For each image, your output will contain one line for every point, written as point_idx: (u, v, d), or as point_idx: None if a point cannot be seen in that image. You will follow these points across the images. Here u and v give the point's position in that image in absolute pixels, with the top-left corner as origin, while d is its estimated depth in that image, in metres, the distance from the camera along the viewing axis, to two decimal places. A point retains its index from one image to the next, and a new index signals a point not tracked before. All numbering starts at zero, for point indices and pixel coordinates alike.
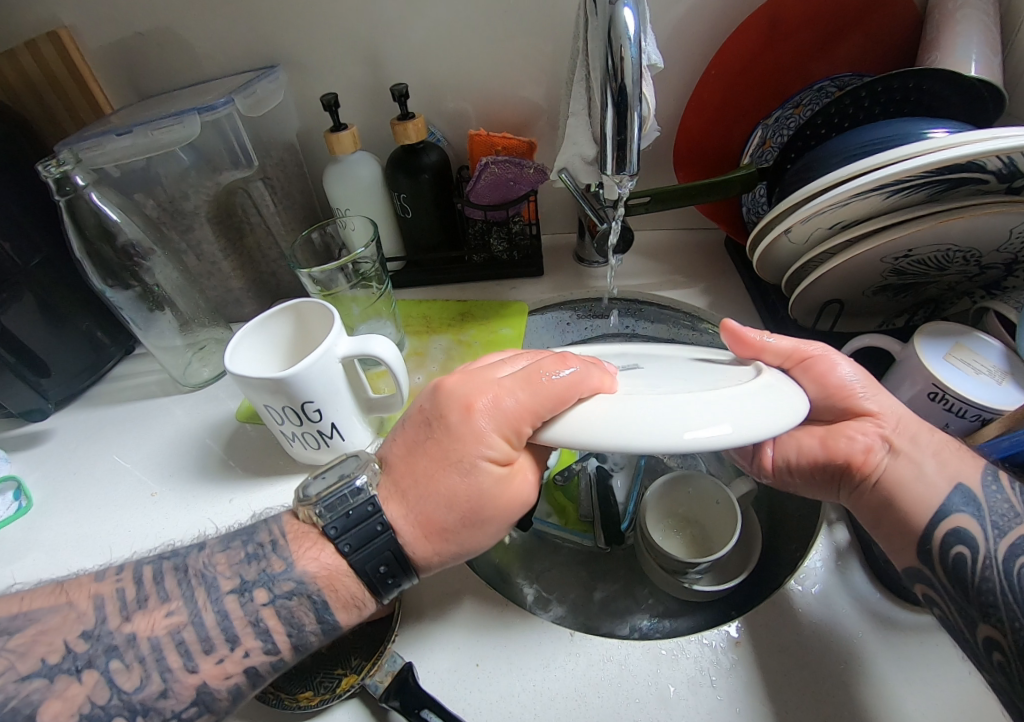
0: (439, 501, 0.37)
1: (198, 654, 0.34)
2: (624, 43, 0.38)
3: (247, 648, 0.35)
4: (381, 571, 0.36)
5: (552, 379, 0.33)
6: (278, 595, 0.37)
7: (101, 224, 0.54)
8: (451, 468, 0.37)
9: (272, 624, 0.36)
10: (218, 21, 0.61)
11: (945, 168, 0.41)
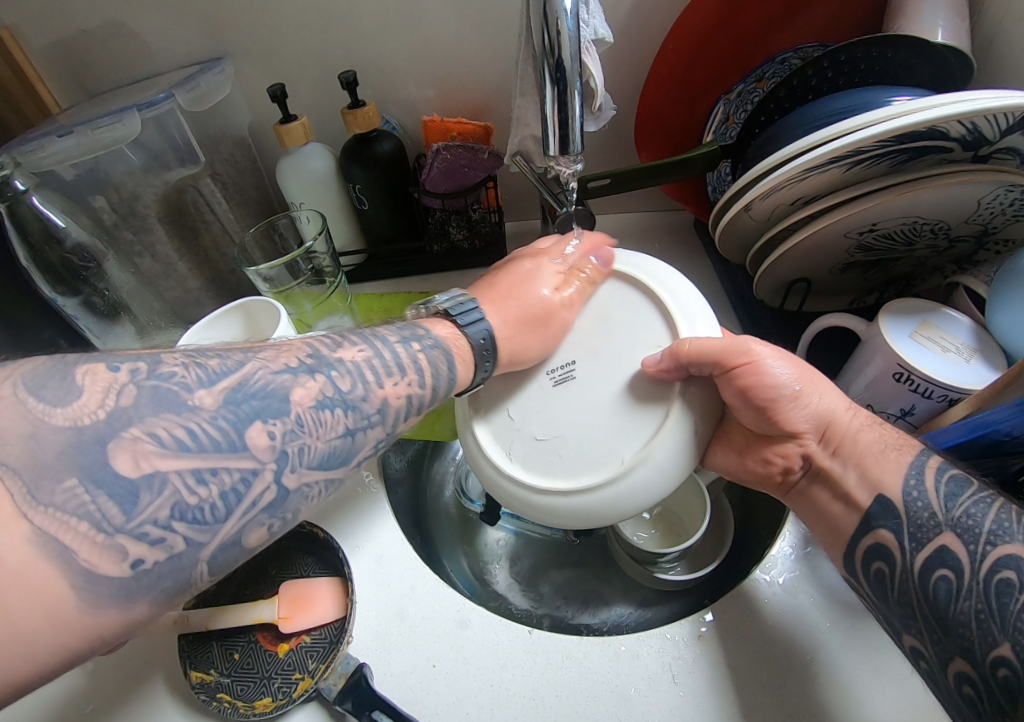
0: (520, 307, 0.43)
1: (337, 418, 0.30)
2: (560, 16, 0.36)
3: (417, 363, 0.35)
4: (483, 340, 0.40)
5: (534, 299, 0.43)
6: (407, 345, 0.36)
7: (46, 229, 0.52)
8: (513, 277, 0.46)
9: (415, 357, 0.35)
10: (160, 13, 0.59)
11: (906, 135, 0.40)
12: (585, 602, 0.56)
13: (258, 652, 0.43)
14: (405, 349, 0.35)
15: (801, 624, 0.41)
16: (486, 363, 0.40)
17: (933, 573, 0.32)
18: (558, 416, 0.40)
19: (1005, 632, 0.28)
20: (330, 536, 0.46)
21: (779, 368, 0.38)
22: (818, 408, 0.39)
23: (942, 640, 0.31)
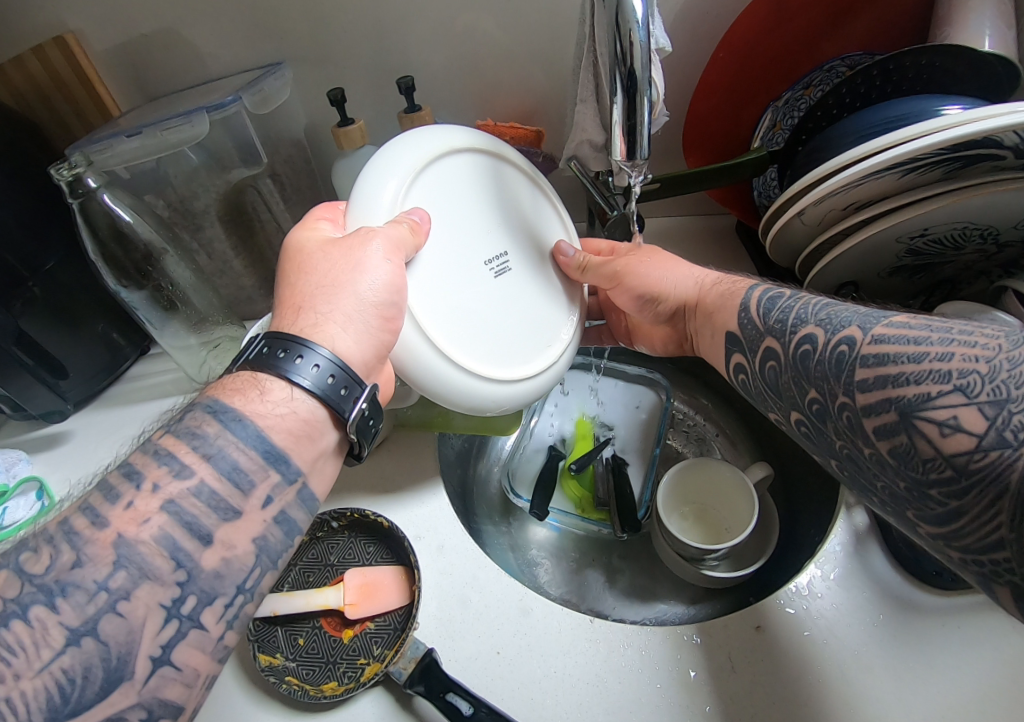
0: (367, 313, 0.37)
1: (131, 652, 0.26)
2: (632, 27, 0.37)
3: (163, 486, 0.29)
4: (328, 377, 0.34)
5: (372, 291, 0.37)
6: (163, 468, 0.30)
7: (114, 225, 0.53)
8: (317, 292, 0.37)
9: (161, 483, 0.29)
10: (220, 18, 0.60)
11: (962, 145, 0.41)
12: (629, 596, 0.57)
13: (324, 636, 0.44)
14: (194, 452, 0.30)
15: (854, 618, 0.42)
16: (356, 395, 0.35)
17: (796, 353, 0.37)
18: (488, 295, 0.45)
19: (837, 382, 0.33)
20: (394, 525, 0.47)
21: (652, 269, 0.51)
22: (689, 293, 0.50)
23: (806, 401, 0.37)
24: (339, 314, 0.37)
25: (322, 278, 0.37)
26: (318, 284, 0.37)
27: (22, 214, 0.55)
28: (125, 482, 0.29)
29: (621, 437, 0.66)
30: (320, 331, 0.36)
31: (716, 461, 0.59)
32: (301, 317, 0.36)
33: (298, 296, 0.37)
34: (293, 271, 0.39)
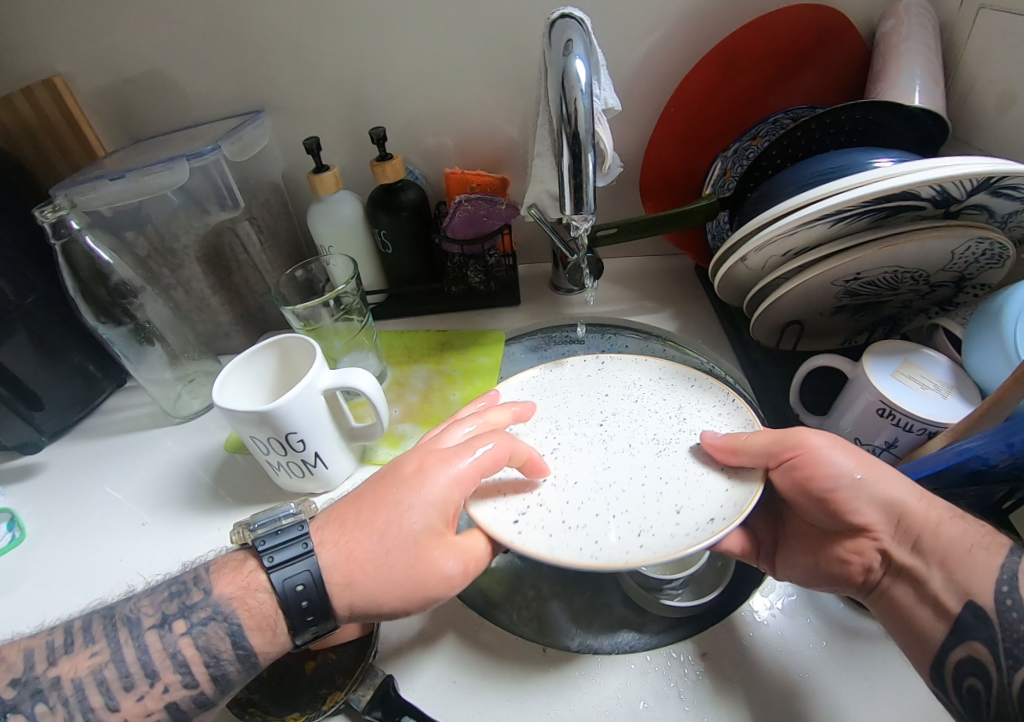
0: (399, 588, 0.37)
1: (118, 691, 0.33)
2: (577, 94, 0.41)
3: (172, 691, 0.34)
4: (298, 588, 0.36)
5: (430, 578, 0.37)
6: (176, 675, 0.35)
7: (95, 266, 0.56)
8: (375, 547, 0.37)
9: (170, 687, 0.34)
10: (205, 70, 0.64)
11: (882, 198, 0.45)
12: (588, 623, 0.59)
13: (288, 668, 0.45)
14: (205, 670, 0.35)
15: (798, 643, 0.44)
16: (320, 618, 0.36)
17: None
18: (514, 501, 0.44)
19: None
20: None
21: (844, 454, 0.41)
22: (897, 493, 0.39)
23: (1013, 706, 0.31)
24: (366, 585, 0.36)
25: (402, 546, 0.37)
26: (394, 538, 0.37)
27: (4, 249, 0.57)
28: (142, 677, 0.34)
29: None
30: (342, 588, 0.36)
31: None
32: (346, 561, 0.37)
33: (357, 547, 0.37)
34: (390, 495, 0.39)
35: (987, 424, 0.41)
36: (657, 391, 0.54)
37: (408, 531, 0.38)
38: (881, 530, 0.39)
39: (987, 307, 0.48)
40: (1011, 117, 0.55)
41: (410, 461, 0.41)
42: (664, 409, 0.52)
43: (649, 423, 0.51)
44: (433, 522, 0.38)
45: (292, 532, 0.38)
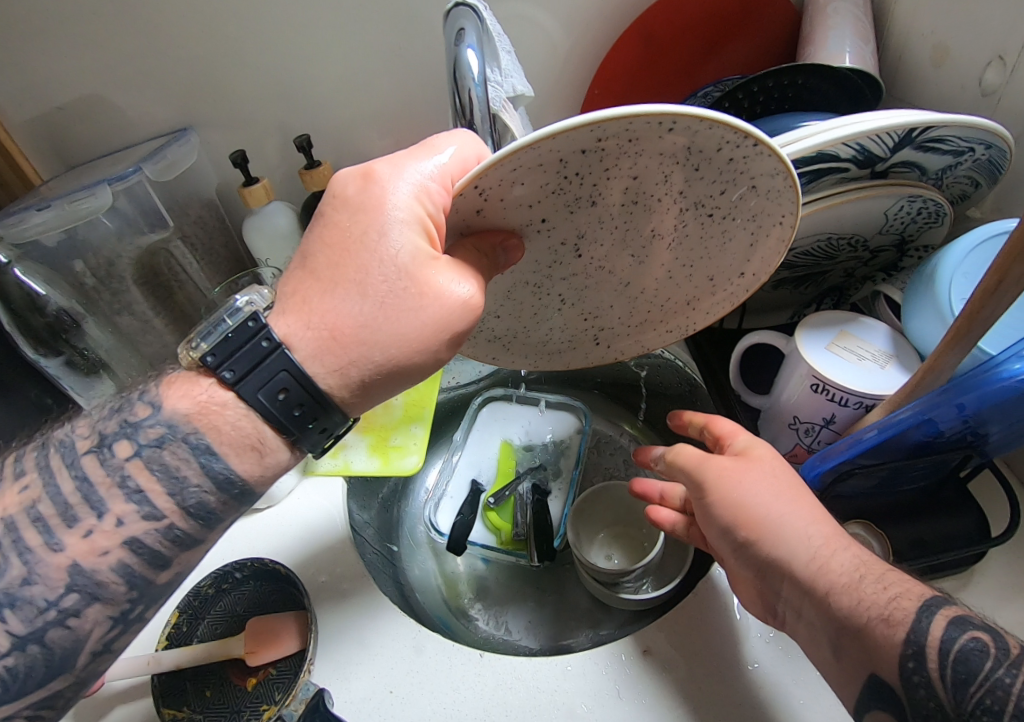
0: (422, 326, 0.32)
1: (58, 528, 0.29)
2: (469, 84, 0.40)
3: (128, 523, 0.30)
4: (286, 397, 0.30)
5: (447, 295, 0.32)
6: (131, 505, 0.30)
7: (29, 298, 0.57)
8: (356, 303, 0.31)
9: (125, 519, 0.30)
10: (131, 89, 0.63)
11: (800, 161, 0.42)
12: (555, 622, 0.58)
13: (229, 687, 0.45)
14: (169, 499, 0.30)
15: (747, 634, 0.43)
16: (320, 425, 0.32)
17: (946, 646, 0.25)
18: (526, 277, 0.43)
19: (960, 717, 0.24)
20: (292, 572, 0.48)
21: (760, 486, 0.37)
22: (791, 543, 0.33)
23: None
24: (369, 347, 0.31)
25: (403, 300, 0.31)
26: (404, 291, 0.31)
27: None
28: (85, 508, 0.30)
29: (543, 470, 0.66)
30: (336, 372, 0.31)
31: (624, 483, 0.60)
32: (328, 337, 0.31)
33: (332, 324, 0.31)
34: (354, 230, 0.32)
35: (925, 390, 0.39)
36: (629, 186, 0.32)
37: (392, 253, 0.31)
38: (761, 564, 0.35)
39: (923, 270, 0.46)
40: (944, 70, 0.53)
41: (358, 187, 0.33)
42: (649, 194, 0.34)
43: (634, 219, 0.37)
44: (414, 240, 0.31)
45: (242, 340, 0.30)
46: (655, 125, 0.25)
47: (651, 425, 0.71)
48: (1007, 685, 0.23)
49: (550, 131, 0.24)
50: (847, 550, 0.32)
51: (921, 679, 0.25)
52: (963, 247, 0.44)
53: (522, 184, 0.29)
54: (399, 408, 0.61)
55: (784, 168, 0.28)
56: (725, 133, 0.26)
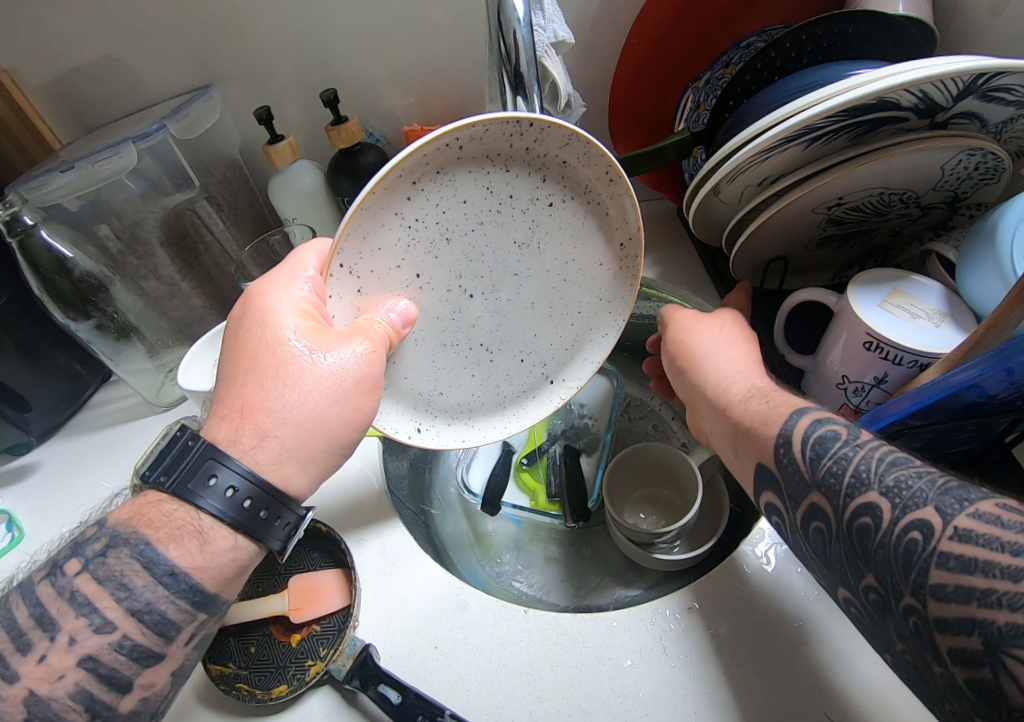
0: (306, 399, 0.35)
1: (13, 657, 0.29)
2: (515, 26, 0.38)
3: (81, 639, 0.30)
4: (230, 495, 0.32)
5: (322, 360, 0.35)
6: (82, 621, 0.31)
7: (57, 261, 0.55)
8: (263, 384, 0.35)
9: (77, 637, 0.30)
10: (152, 40, 0.60)
11: (859, 107, 0.40)
12: (590, 586, 0.58)
13: (273, 643, 0.45)
14: (118, 607, 0.31)
15: (789, 593, 0.43)
16: (270, 515, 0.34)
17: (808, 435, 0.33)
18: (445, 342, 0.43)
19: (814, 482, 0.31)
20: (333, 530, 0.48)
21: (714, 337, 0.47)
22: (707, 374, 0.44)
23: (792, 520, 0.33)
24: (282, 415, 0.34)
25: (283, 368, 0.35)
26: (278, 368, 0.35)
27: None
28: (39, 632, 0.30)
29: (575, 432, 0.66)
30: (256, 446, 0.34)
31: (649, 443, 0.60)
32: (238, 415, 0.34)
33: (236, 400, 0.35)
34: (242, 335, 0.37)
35: (984, 350, 0.38)
36: (465, 208, 0.37)
37: (276, 335, 0.35)
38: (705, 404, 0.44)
39: (981, 226, 0.45)
40: (1006, 16, 0.50)
41: (239, 307, 0.39)
42: (488, 211, 0.38)
43: (496, 240, 0.40)
44: (296, 321, 0.36)
45: (178, 450, 0.32)
46: (444, 144, 0.33)
47: None
48: (849, 455, 0.30)
49: (374, 182, 0.31)
50: (746, 384, 0.42)
51: (789, 458, 0.34)
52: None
53: (375, 248, 0.35)
54: None
55: (569, 132, 0.35)
56: (495, 124, 0.33)
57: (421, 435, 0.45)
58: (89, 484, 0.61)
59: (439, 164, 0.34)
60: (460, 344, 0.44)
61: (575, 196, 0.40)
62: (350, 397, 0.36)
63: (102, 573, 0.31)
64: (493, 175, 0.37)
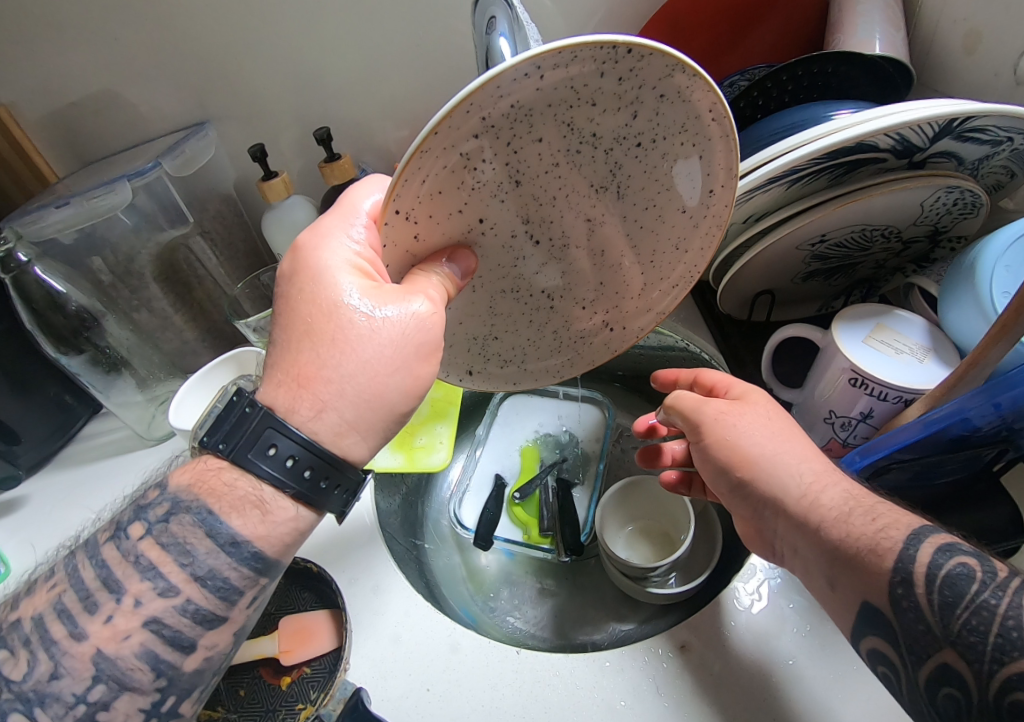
0: (367, 368, 0.32)
1: (82, 616, 0.29)
2: None
3: (147, 601, 0.29)
4: (291, 462, 0.30)
5: (382, 321, 0.32)
6: (147, 583, 0.30)
7: (49, 296, 0.55)
8: (318, 351, 0.32)
9: (143, 599, 0.29)
10: (151, 79, 0.62)
11: (838, 151, 0.42)
12: (585, 619, 0.58)
13: (263, 686, 0.44)
14: (181, 572, 0.30)
15: (782, 631, 0.42)
16: (330, 483, 0.32)
17: (933, 571, 0.26)
18: (503, 290, 0.43)
19: (947, 637, 0.24)
20: (325, 569, 0.47)
21: (757, 427, 0.39)
22: (777, 479, 0.36)
23: (912, 680, 0.26)
24: (339, 386, 0.32)
25: (342, 333, 0.32)
26: (335, 333, 0.32)
27: None
28: (106, 593, 0.30)
29: (569, 464, 0.66)
30: (313, 415, 0.31)
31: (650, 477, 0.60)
32: (294, 384, 0.31)
33: (294, 365, 0.32)
34: (294, 297, 0.33)
35: (967, 386, 0.39)
36: (540, 153, 0.32)
37: (334, 297, 0.32)
38: (782, 516, 0.35)
39: (961, 261, 0.46)
40: (976, 58, 0.52)
41: (291, 259, 0.35)
42: (563, 159, 0.33)
43: (569, 184, 0.36)
44: (352, 280, 0.33)
45: (230, 415, 0.30)
46: (523, 74, 0.26)
47: None
48: (990, 604, 0.23)
49: (436, 120, 0.26)
50: (836, 487, 0.34)
51: (910, 603, 0.26)
52: (1004, 239, 0.43)
53: (436, 190, 0.31)
54: (426, 406, 0.58)
55: (678, 62, 0.27)
56: (595, 48, 0.26)
57: (472, 378, 0.49)
58: (76, 519, 0.60)
59: (516, 97, 0.27)
60: (516, 295, 0.44)
61: (668, 143, 0.34)
62: (415, 354, 0.34)
63: (169, 538, 0.30)
64: (578, 114, 0.31)
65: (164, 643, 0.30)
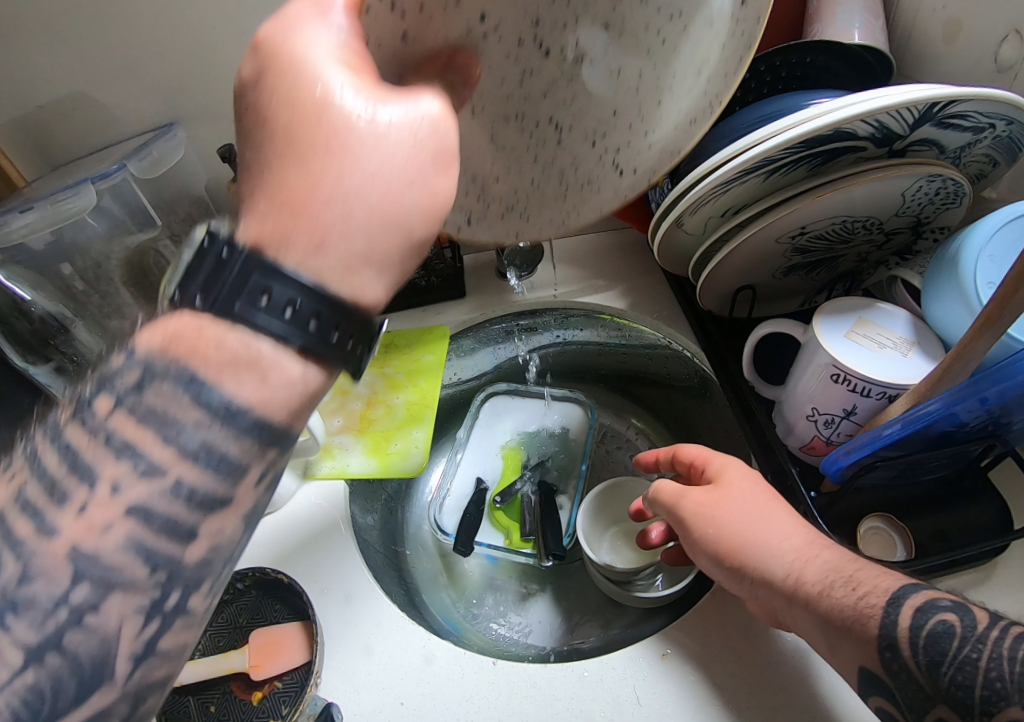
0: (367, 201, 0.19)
1: (46, 506, 0.20)
2: None
3: (125, 488, 0.19)
4: (311, 324, 0.19)
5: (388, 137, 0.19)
6: (124, 464, 0.19)
7: (13, 302, 0.53)
8: (304, 166, 0.19)
9: (120, 484, 0.19)
10: (119, 79, 0.60)
11: (813, 139, 0.40)
12: (569, 626, 0.57)
13: (233, 701, 0.43)
14: (166, 447, 0.20)
15: (767, 637, 0.41)
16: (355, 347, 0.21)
17: (916, 633, 0.27)
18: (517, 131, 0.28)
19: (939, 693, 0.25)
20: (293, 578, 0.45)
21: (737, 509, 0.38)
22: (770, 563, 0.35)
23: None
24: (340, 208, 0.19)
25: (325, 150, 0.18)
26: (321, 143, 0.19)
27: None
28: (75, 480, 0.20)
29: (549, 466, 0.65)
30: (310, 253, 0.19)
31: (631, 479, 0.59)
32: (267, 212, 0.19)
33: (277, 186, 0.19)
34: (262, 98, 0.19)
35: (952, 379, 0.37)
36: None
37: (314, 89, 0.19)
38: (787, 601, 0.34)
39: (944, 252, 0.44)
40: (958, 45, 0.51)
41: (251, 60, 0.20)
42: None
43: None
44: (344, 75, 0.19)
45: (206, 259, 0.19)
46: None
47: (653, 417, 0.71)
48: (972, 659, 0.25)
49: None
50: (821, 561, 0.33)
51: (900, 665, 0.27)
52: (989, 227, 0.42)
53: None
54: (402, 411, 0.58)
55: None
56: None
57: (472, 228, 0.35)
58: None
59: None
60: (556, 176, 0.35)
61: None
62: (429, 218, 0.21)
63: (141, 407, 0.20)
64: None
65: (82, 569, 0.19)
